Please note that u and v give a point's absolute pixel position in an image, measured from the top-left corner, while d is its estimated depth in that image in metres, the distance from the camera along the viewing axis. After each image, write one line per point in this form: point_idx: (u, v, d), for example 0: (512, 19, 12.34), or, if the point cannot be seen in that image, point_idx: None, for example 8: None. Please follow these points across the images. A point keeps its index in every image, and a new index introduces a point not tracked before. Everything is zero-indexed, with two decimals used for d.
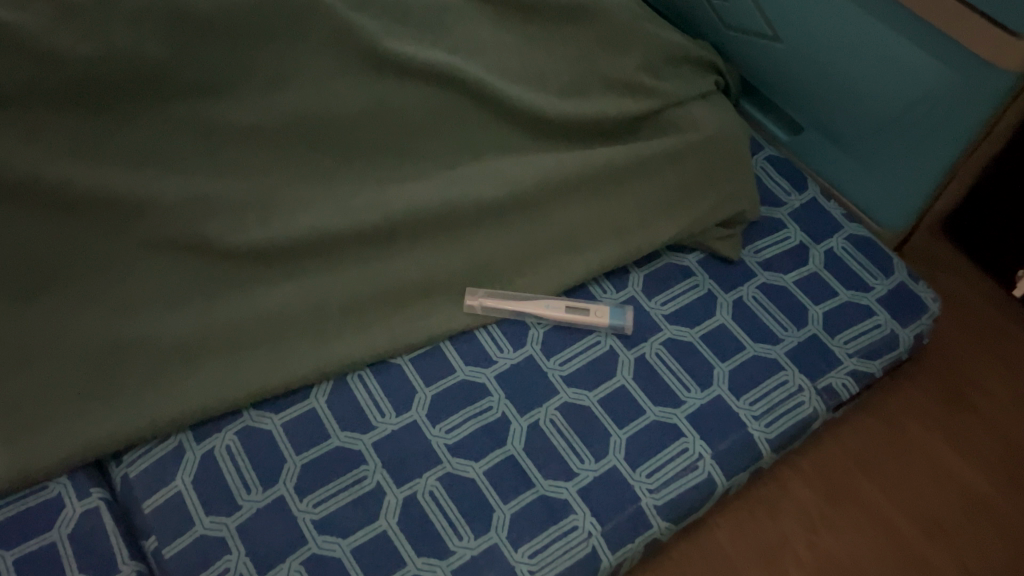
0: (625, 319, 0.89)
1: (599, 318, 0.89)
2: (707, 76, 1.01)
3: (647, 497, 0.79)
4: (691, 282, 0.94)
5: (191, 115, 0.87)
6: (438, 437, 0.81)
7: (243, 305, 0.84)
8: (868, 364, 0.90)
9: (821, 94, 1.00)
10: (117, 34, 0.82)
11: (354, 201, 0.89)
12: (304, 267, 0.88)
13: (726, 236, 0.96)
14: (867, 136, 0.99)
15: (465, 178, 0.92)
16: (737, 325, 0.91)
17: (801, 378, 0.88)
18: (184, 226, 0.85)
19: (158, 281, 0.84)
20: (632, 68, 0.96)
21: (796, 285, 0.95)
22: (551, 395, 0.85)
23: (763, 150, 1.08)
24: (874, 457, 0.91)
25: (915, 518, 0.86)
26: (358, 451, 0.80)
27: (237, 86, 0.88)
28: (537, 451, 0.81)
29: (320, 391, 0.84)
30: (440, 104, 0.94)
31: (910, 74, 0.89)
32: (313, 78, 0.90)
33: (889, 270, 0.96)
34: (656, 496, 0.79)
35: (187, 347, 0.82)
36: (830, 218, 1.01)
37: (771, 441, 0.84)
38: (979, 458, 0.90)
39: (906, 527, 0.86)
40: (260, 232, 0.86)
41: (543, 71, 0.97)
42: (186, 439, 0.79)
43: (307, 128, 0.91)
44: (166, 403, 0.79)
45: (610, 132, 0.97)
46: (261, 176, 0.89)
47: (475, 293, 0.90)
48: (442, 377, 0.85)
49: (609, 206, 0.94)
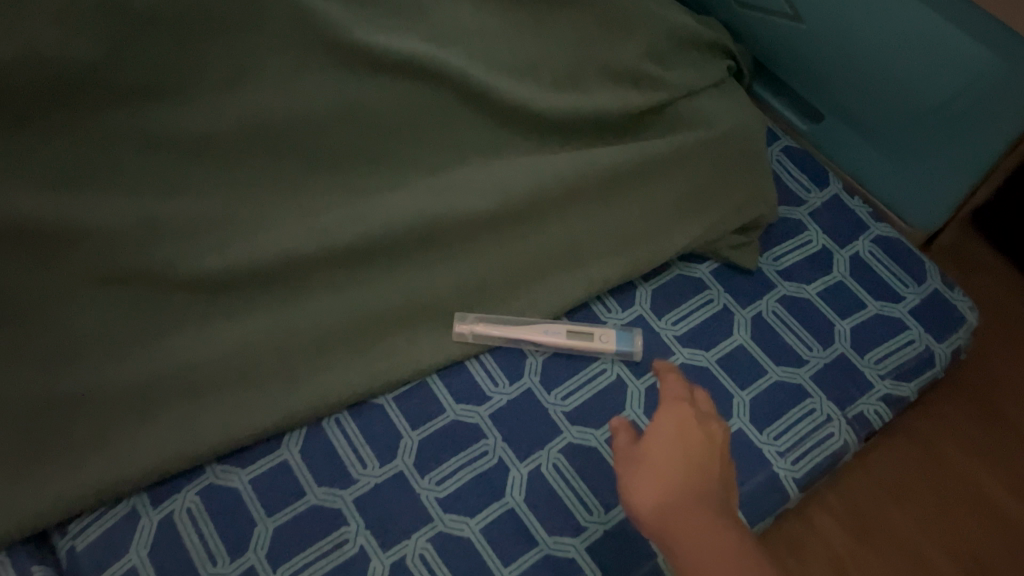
0: (634, 346, 0.80)
1: (605, 343, 0.79)
2: (720, 61, 0.90)
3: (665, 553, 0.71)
4: (705, 296, 0.85)
5: (131, 124, 0.75)
6: (428, 490, 0.72)
7: (201, 343, 0.74)
8: (902, 387, 0.81)
9: (849, 80, 0.89)
10: (37, 33, 0.68)
11: (323, 218, 0.78)
12: (269, 296, 0.77)
13: (743, 244, 0.87)
14: (899, 128, 0.88)
15: (449, 188, 0.81)
16: (757, 345, 0.82)
17: (829, 406, 0.79)
18: (131, 255, 0.74)
19: (103, 320, 0.73)
20: (636, 56, 0.85)
21: (820, 297, 0.85)
22: (553, 435, 0.76)
23: (779, 140, 0.98)
24: (905, 485, 0.83)
25: (953, 553, 0.79)
26: (337, 509, 0.71)
27: (185, 88, 0.76)
28: (540, 503, 0.72)
29: (292, 440, 0.74)
30: (420, 101, 0.82)
31: (950, 62, 0.79)
32: (272, 75, 0.78)
33: (921, 277, 0.87)
34: None
35: (138, 396, 0.72)
36: (855, 219, 0.91)
37: (799, 480, 0.76)
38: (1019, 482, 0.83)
39: (944, 565, 0.78)
40: (217, 259, 0.75)
41: (534, 59, 0.85)
42: (140, 502, 0.70)
43: (268, 134, 0.79)
44: (117, 463, 0.69)
45: (610, 128, 0.87)
46: (218, 192, 0.78)
47: (465, 318, 0.79)
48: (430, 419, 0.76)
49: (613, 214, 0.84)
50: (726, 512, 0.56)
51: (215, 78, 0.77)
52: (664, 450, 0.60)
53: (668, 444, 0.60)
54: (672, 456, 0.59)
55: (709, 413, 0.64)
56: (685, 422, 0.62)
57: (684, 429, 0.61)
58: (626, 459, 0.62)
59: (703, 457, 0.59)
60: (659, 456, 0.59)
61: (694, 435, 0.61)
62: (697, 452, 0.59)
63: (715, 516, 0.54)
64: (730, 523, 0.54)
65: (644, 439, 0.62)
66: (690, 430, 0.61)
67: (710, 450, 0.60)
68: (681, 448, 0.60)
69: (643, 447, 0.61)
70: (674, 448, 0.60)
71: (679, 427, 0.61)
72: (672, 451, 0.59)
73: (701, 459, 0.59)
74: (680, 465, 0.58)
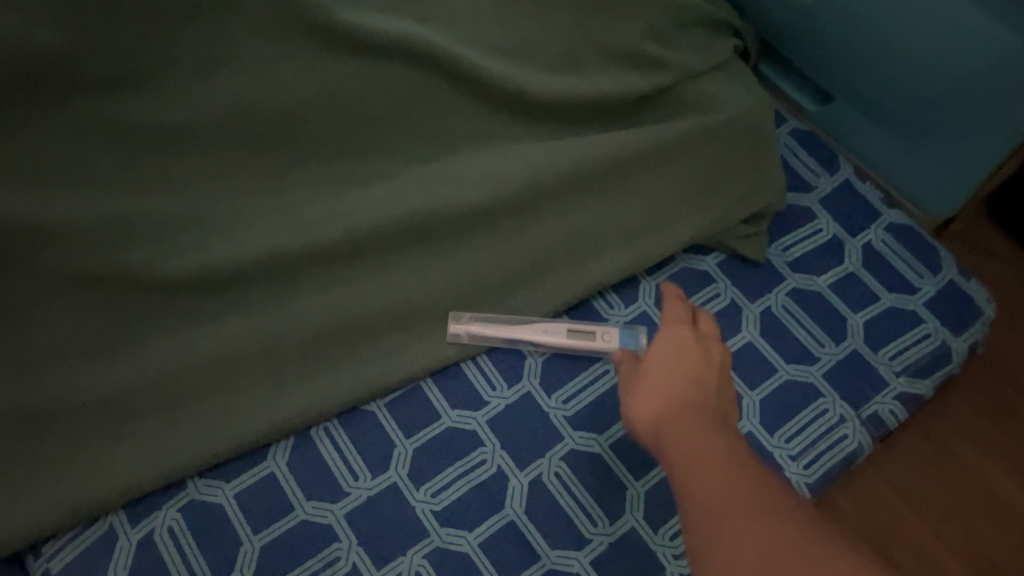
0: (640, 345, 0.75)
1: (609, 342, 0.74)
2: (725, 40, 0.86)
3: (673, 566, 0.67)
4: (711, 291, 0.81)
5: (100, 113, 0.69)
6: (424, 502, 0.68)
7: (179, 348, 0.70)
8: (917, 385, 0.78)
9: (862, 59, 0.85)
10: None
11: (305, 213, 0.74)
12: (250, 297, 0.72)
13: (751, 235, 0.83)
14: (914, 110, 0.84)
15: (441, 178, 0.76)
16: (767, 342, 0.78)
17: (842, 407, 0.75)
18: (102, 256, 0.69)
19: (74, 325, 0.69)
20: (639, 35, 0.80)
21: (831, 290, 0.82)
22: (555, 442, 0.72)
23: (786, 122, 0.93)
24: (919, 487, 0.79)
25: (966, 557, 0.76)
26: (328, 525, 0.67)
27: (160, 77, 0.70)
28: (542, 515, 0.69)
29: (279, 451, 0.70)
30: (409, 87, 0.77)
31: (974, 45, 0.74)
32: (248, 59, 0.72)
33: (936, 267, 0.83)
34: (683, 563, 0.68)
35: (112, 407, 0.67)
36: (867, 206, 0.87)
37: (812, 485, 0.72)
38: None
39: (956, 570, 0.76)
40: (194, 258, 0.70)
41: (531, 39, 0.79)
42: (118, 521, 0.66)
43: (247, 122, 0.73)
44: (93, 479, 0.65)
45: (611, 113, 0.82)
46: (194, 186, 0.73)
47: (460, 317, 0.75)
48: (424, 427, 0.72)
49: (614, 205, 0.80)
50: (721, 429, 0.54)
51: (191, 62, 0.71)
52: (663, 373, 0.58)
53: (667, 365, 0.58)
54: (671, 377, 0.57)
55: (712, 334, 0.61)
56: (684, 344, 0.59)
57: (685, 349, 0.59)
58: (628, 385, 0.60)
59: (700, 375, 0.57)
60: (658, 379, 0.58)
61: (694, 356, 0.59)
62: (694, 373, 0.57)
63: (712, 435, 0.52)
64: (724, 440, 0.52)
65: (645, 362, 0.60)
66: (689, 349, 0.59)
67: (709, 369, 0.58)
68: (681, 368, 0.58)
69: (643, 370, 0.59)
70: (672, 369, 0.58)
71: (678, 352, 0.59)
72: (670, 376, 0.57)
73: (698, 380, 0.57)
74: (679, 385, 0.57)
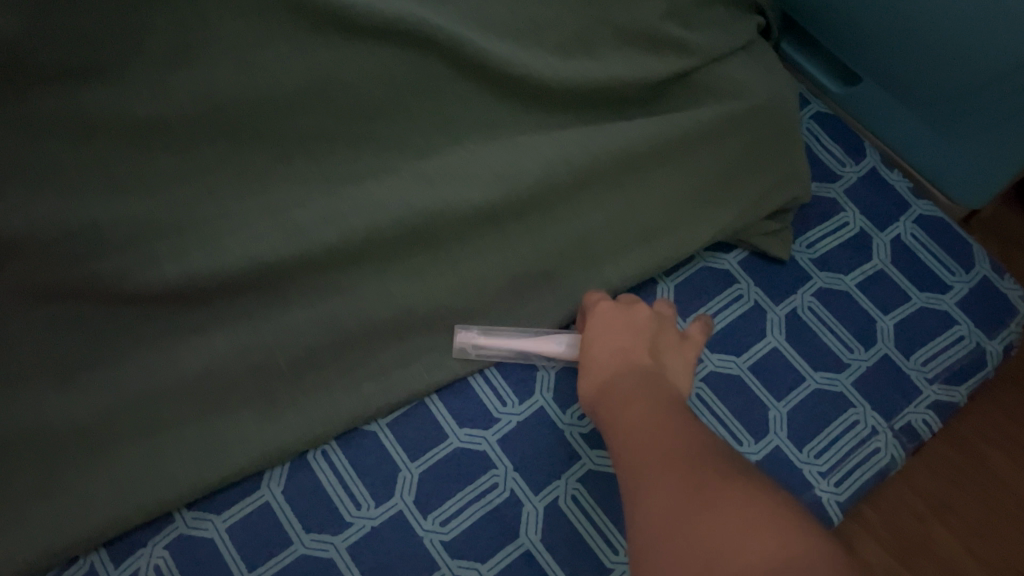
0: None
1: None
2: (747, 20, 0.80)
3: None
4: (734, 292, 0.76)
5: (63, 106, 0.61)
6: (432, 532, 0.64)
7: (163, 367, 0.64)
8: (952, 392, 0.73)
9: (892, 41, 0.79)
10: None
11: (297, 216, 0.67)
12: (238, 309, 0.66)
13: (775, 231, 0.78)
14: (948, 96, 0.78)
15: (445, 174, 0.69)
16: (793, 348, 0.73)
17: (873, 418, 0.71)
18: (74, 267, 0.63)
19: (43, 343, 0.63)
20: (657, 16, 0.74)
21: (860, 289, 0.77)
22: (571, 461, 0.68)
23: (809, 106, 0.88)
24: (948, 499, 0.78)
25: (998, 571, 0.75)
26: (329, 560, 0.62)
27: (129, 67, 0.62)
28: (560, 543, 0.64)
29: (274, 477, 0.65)
30: (410, 74, 0.69)
31: (1009, 32, 0.68)
32: (227, 45, 0.63)
33: (969, 263, 0.79)
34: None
35: (91, 436, 0.61)
36: (896, 197, 0.82)
37: (843, 503, 0.68)
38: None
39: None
40: (175, 267, 0.64)
41: (543, 20, 0.72)
42: (99, 560, 0.61)
43: (230, 117, 0.65)
44: (69, 516, 0.59)
45: (627, 99, 0.76)
46: (170, 186, 0.66)
47: (466, 333, 0.70)
48: (430, 448, 0.67)
49: (632, 201, 0.74)
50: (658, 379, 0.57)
51: (162, 51, 0.62)
52: (599, 348, 0.61)
53: (601, 342, 0.62)
54: (607, 350, 0.61)
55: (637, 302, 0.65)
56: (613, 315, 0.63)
57: (613, 321, 0.63)
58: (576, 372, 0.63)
59: (631, 342, 0.61)
60: (594, 355, 0.61)
61: (624, 325, 0.62)
62: (625, 337, 0.61)
63: (651, 390, 0.56)
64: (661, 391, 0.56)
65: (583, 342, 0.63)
66: (618, 321, 0.63)
67: (640, 335, 0.61)
68: (614, 340, 0.61)
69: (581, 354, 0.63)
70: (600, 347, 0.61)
71: (608, 323, 0.63)
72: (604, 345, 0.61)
73: (630, 340, 0.61)
74: (613, 350, 0.60)
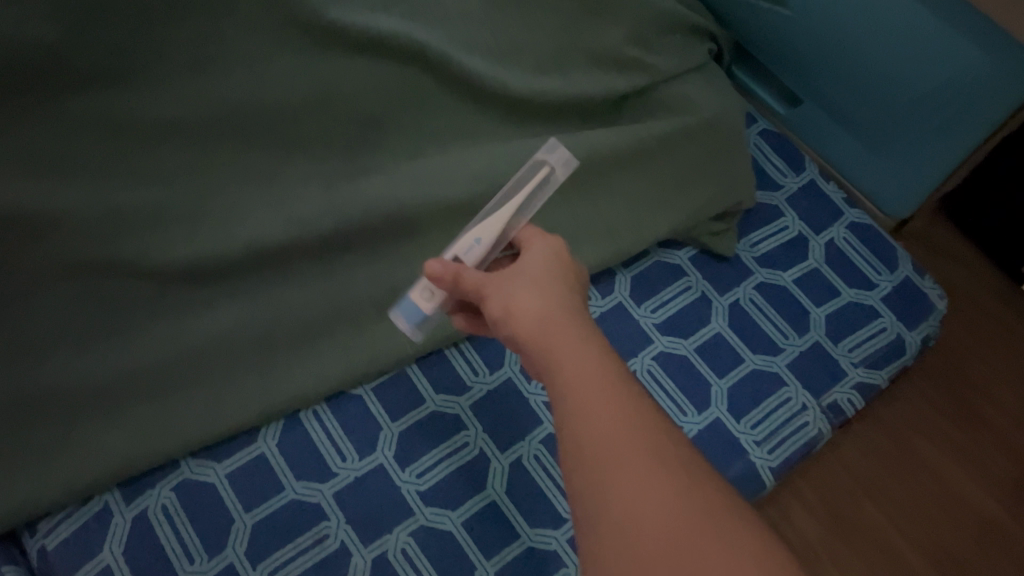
0: (420, 326, 0.61)
1: (420, 303, 0.57)
2: (701, 45, 0.91)
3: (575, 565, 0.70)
4: (684, 284, 0.85)
5: (94, 107, 0.70)
6: (409, 483, 0.72)
7: (174, 335, 0.72)
8: (874, 375, 0.83)
9: (827, 67, 0.90)
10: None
11: (298, 207, 0.76)
12: (241, 285, 0.75)
13: (722, 231, 0.87)
14: (875, 116, 0.89)
15: (428, 173, 0.79)
16: (735, 333, 0.82)
17: (804, 396, 0.80)
18: (101, 245, 0.71)
19: (69, 315, 0.70)
20: (620, 40, 0.85)
21: (796, 284, 0.86)
22: (534, 426, 0.77)
23: (757, 123, 0.98)
24: (879, 480, 0.84)
25: (925, 549, 0.81)
26: (318, 504, 0.70)
27: (154, 70, 0.71)
28: (522, 496, 0.73)
29: (269, 433, 0.73)
30: (400, 85, 0.80)
31: (927, 66, 0.80)
32: (242, 57, 0.74)
33: (894, 265, 0.89)
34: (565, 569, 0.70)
35: (108, 393, 0.69)
36: (831, 205, 0.92)
37: (775, 469, 0.77)
38: (991, 481, 0.85)
39: (917, 564, 0.80)
40: (190, 247, 0.72)
41: (518, 43, 0.83)
42: (113, 500, 0.68)
43: (240, 119, 0.75)
44: (89, 462, 0.67)
45: (592, 113, 0.86)
46: (186, 178, 0.75)
47: (556, 162, 0.61)
48: (410, 411, 0.76)
49: (595, 202, 0.83)
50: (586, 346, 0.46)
51: (184, 59, 0.72)
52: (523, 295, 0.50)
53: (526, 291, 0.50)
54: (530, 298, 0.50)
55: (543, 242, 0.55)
56: (539, 266, 0.53)
57: (538, 274, 0.52)
58: (487, 293, 0.52)
59: (558, 294, 0.50)
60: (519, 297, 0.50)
61: (545, 275, 0.52)
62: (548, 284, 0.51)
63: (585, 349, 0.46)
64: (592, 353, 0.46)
65: (504, 270, 0.53)
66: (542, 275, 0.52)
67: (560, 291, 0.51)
68: (538, 292, 0.50)
69: (500, 279, 0.52)
70: (537, 289, 0.50)
71: (533, 271, 0.52)
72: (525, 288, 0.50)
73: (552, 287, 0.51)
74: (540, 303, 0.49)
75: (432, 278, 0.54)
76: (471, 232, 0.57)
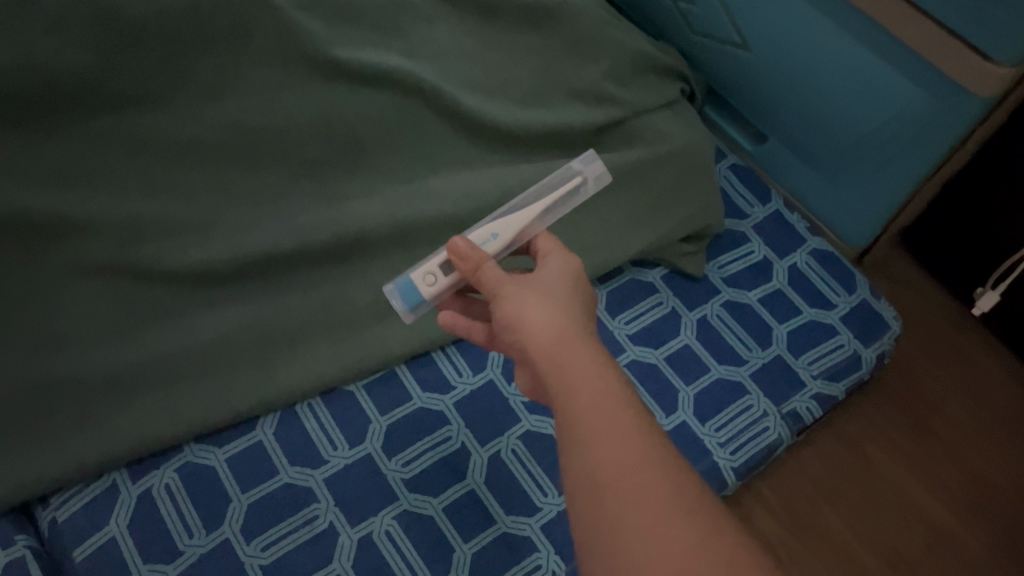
0: (414, 310, 0.65)
1: (421, 286, 0.62)
2: (674, 84, 1.00)
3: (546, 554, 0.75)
4: (656, 299, 0.92)
5: (121, 125, 0.82)
6: (395, 471, 0.78)
7: (183, 332, 0.77)
8: (832, 387, 0.89)
9: (787, 105, 0.98)
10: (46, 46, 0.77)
11: (298, 220, 0.83)
12: (245, 286, 0.81)
13: (691, 252, 0.94)
14: (834, 150, 0.97)
15: (419, 193, 0.87)
16: (702, 346, 0.89)
17: (765, 403, 0.86)
18: (121, 249, 0.78)
19: (85, 310, 0.76)
20: (596, 77, 0.94)
21: (760, 302, 0.93)
22: (513, 423, 0.82)
23: (727, 158, 1.06)
24: (836, 488, 0.90)
25: (880, 552, 0.86)
26: (309, 487, 0.76)
27: (175, 97, 0.84)
28: (498, 486, 0.78)
29: (267, 422, 0.79)
30: (397, 112, 0.89)
31: (874, 102, 0.88)
32: (254, 85, 0.86)
33: (852, 287, 0.95)
34: (539, 553, 0.75)
35: (116, 381, 0.74)
36: (795, 232, 0.99)
37: (737, 469, 0.82)
38: (944, 489, 0.91)
39: (871, 564, 0.85)
40: (201, 252, 0.79)
41: (504, 78, 0.94)
42: (120, 478, 0.74)
43: (249, 143, 0.85)
44: (97, 442, 0.71)
45: (574, 142, 0.94)
46: (200, 192, 0.83)
47: (591, 176, 0.66)
48: (397, 407, 0.82)
49: (574, 222, 0.90)
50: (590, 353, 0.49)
51: (207, 84, 0.85)
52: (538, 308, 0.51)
53: (540, 303, 0.51)
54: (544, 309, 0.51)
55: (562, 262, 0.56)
56: (555, 280, 0.54)
57: (551, 288, 0.53)
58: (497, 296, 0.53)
59: (569, 305, 0.52)
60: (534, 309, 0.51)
61: (556, 289, 0.53)
62: (560, 294, 0.53)
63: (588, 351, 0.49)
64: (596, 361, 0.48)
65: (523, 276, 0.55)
66: (557, 288, 0.53)
67: (572, 302, 0.53)
68: (553, 303, 0.51)
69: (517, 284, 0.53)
70: (547, 300, 0.52)
71: (545, 280, 0.54)
72: (534, 292, 0.52)
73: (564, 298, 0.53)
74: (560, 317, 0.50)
75: (454, 253, 0.56)
76: (491, 226, 0.61)
